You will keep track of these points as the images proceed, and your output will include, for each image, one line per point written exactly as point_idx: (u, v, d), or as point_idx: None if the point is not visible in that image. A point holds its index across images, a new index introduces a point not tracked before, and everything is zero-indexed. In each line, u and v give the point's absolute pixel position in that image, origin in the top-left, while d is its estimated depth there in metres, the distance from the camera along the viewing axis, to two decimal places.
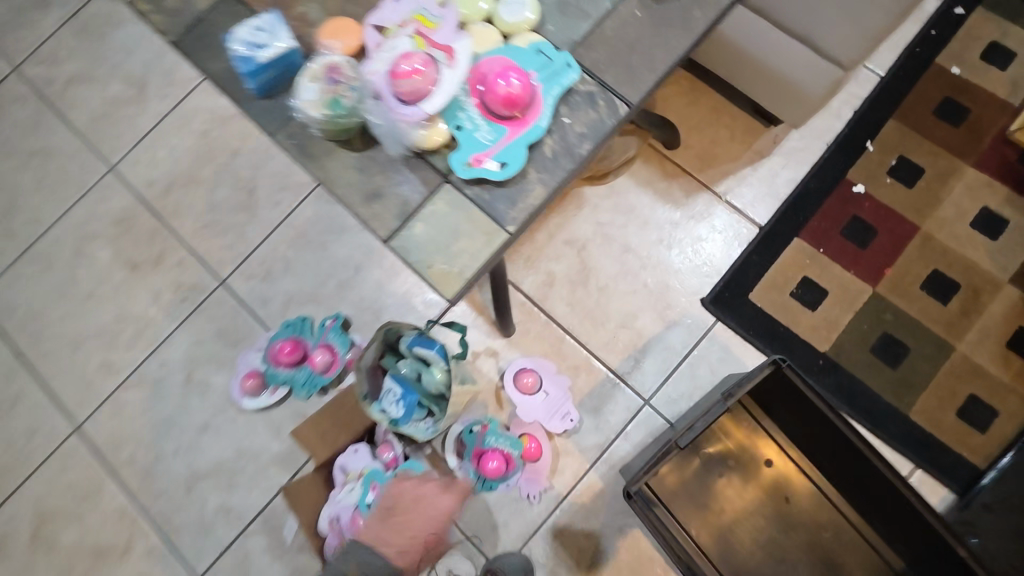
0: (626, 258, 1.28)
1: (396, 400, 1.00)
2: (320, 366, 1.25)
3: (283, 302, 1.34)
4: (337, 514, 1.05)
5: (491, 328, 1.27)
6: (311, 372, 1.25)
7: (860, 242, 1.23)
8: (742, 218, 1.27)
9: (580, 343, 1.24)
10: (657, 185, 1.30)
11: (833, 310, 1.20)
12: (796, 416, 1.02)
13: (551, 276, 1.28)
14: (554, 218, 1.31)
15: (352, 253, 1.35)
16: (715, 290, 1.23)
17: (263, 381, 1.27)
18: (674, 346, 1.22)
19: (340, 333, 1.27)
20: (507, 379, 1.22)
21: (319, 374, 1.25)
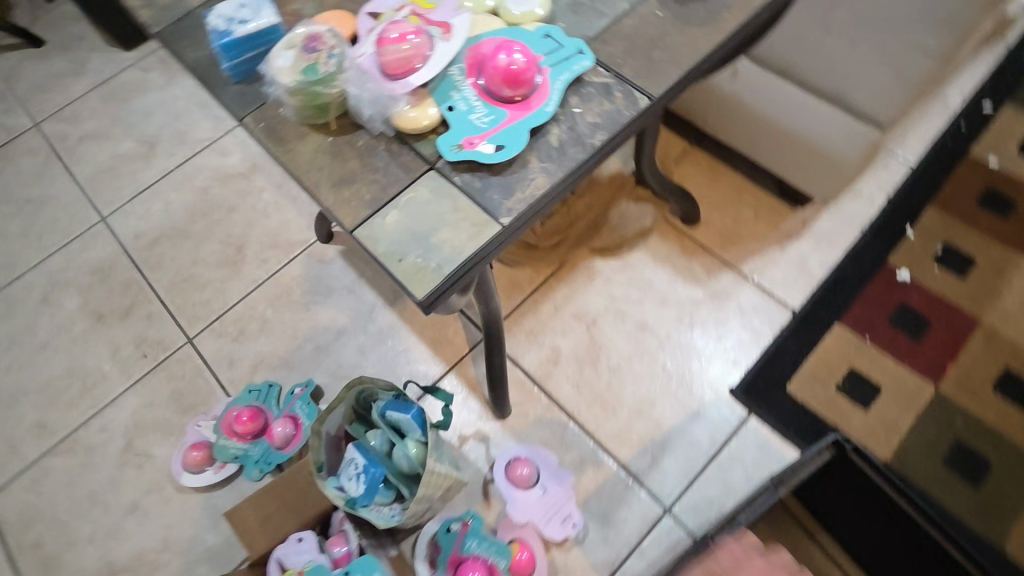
0: (642, 336, 1.12)
1: (357, 474, 0.82)
2: (279, 440, 1.07)
3: (252, 366, 1.19)
4: None
5: (483, 408, 1.09)
6: (269, 447, 1.07)
7: (914, 335, 1.05)
8: (771, 301, 1.12)
9: (587, 432, 1.05)
10: (676, 261, 1.18)
11: (890, 410, 1.00)
12: (864, 525, 0.78)
13: (556, 352, 1.12)
14: (562, 289, 1.17)
15: (335, 315, 1.22)
16: (747, 379, 1.05)
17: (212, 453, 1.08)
18: (698, 442, 1.02)
19: (308, 403, 1.11)
20: (497, 470, 1.01)
21: (277, 450, 1.07)
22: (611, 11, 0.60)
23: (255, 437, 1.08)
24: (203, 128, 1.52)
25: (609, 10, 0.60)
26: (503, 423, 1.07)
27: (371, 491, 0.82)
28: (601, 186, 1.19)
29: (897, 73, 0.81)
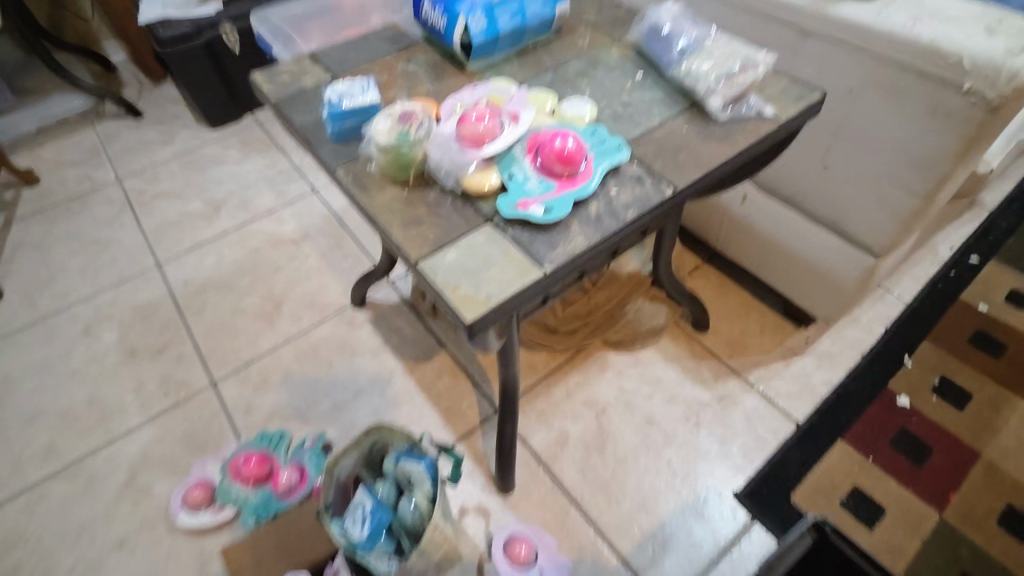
0: (648, 429, 1.15)
1: (362, 517, 0.83)
2: (282, 488, 1.08)
3: (268, 414, 1.23)
4: None
5: (486, 481, 1.10)
6: (271, 494, 1.08)
7: (915, 458, 1.07)
8: (774, 409, 1.16)
9: (589, 519, 1.05)
10: (684, 362, 1.25)
11: (895, 533, 0.99)
12: None
13: (563, 435, 1.15)
14: (574, 375, 1.23)
15: (356, 376, 1.28)
16: (750, 483, 1.06)
17: (213, 494, 1.10)
18: (700, 543, 1.01)
19: (317, 455, 1.14)
20: (496, 547, 1.00)
21: (279, 497, 1.08)
22: (646, 122, 0.75)
23: (259, 482, 1.09)
24: (265, 199, 1.70)
25: (644, 121, 0.75)
26: (507, 501, 1.07)
27: (374, 538, 0.82)
28: (616, 286, 1.27)
29: (884, 203, 0.92)
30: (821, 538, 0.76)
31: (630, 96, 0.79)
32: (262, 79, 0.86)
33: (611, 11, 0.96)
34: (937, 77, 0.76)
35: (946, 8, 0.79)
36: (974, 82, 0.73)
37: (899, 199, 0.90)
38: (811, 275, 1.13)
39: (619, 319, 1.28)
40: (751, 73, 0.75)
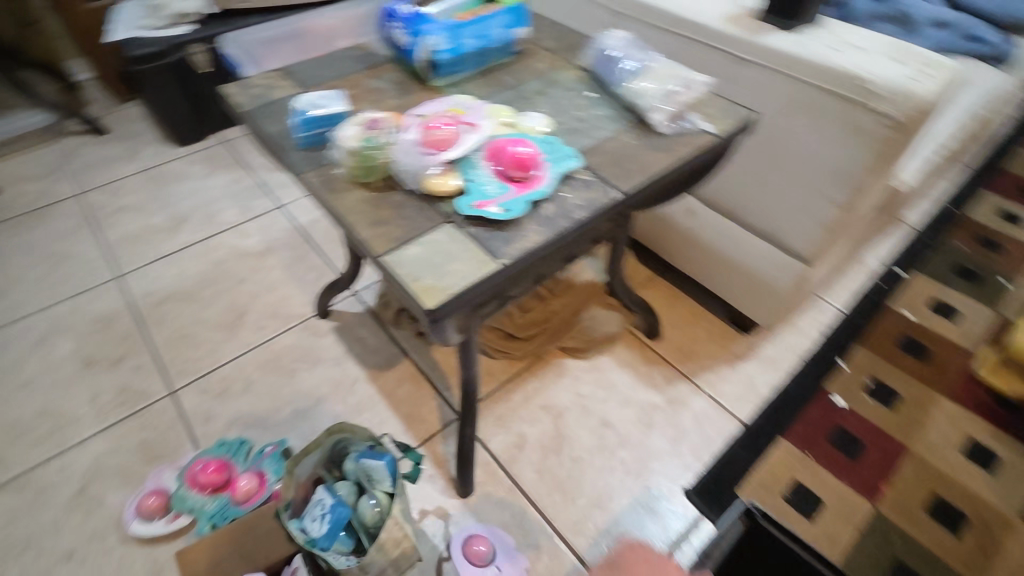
0: (604, 432, 1.19)
1: (322, 513, 0.84)
2: (240, 495, 1.08)
3: (228, 422, 1.22)
4: None
5: (447, 485, 1.12)
6: (228, 501, 1.08)
7: (850, 453, 1.14)
8: (722, 411, 1.23)
9: (546, 518, 1.08)
10: (638, 368, 1.31)
11: (832, 524, 1.04)
12: None
13: (522, 439, 1.19)
14: (534, 382, 1.28)
15: (319, 384, 1.29)
16: (699, 480, 1.11)
17: (170, 502, 1.08)
18: (651, 538, 1.05)
19: (277, 461, 1.13)
20: (455, 547, 1.02)
21: (237, 503, 1.08)
22: (597, 136, 0.79)
23: (217, 489, 1.09)
24: (230, 213, 1.71)
25: (596, 135, 0.79)
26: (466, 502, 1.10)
27: (332, 534, 0.83)
28: (575, 292, 1.35)
29: (811, 214, 1.00)
30: (750, 517, 0.80)
31: (584, 112, 0.84)
32: (231, 89, 0.90)
33: (564, 37, 1.05)
34: (850, 99, 0.84)
35: (857, 40, 0.87)
36: (882, 104, 0.81)
37: (823, 209, 0.98)
38: (753, 284, 1.21)
39: (576, 327, 1.33)
40: (690, 95, 0.82)
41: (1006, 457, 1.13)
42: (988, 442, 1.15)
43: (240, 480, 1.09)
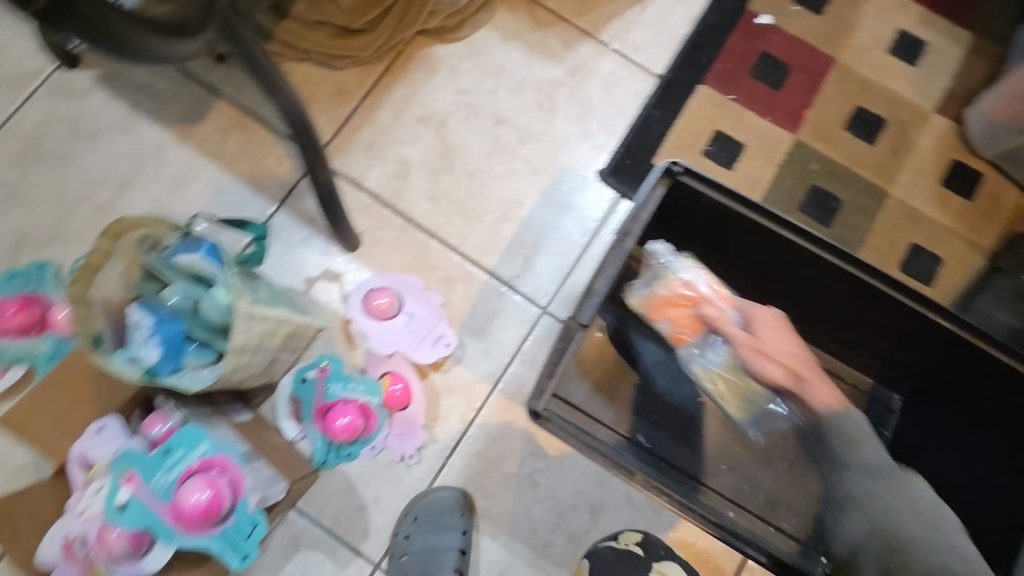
0: (498, 132, 0.97)
1: (148, 335, 0.65)
2: (194, 512, 0.59)
3: (14, 243, 0.92)
4: (78, 534, 0.63)
5: (328, 243, 0.93)
6: (179, 529, 0.59)
7: (774, 83, 0.97)
8: (631, 66, 0.99)
9: (451, 247, 0.93)
10: (527, 37, 1.00)
11: (753, 165, 0.95)
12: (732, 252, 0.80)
13: (403, 165, 0.95)
14: (399, 88, 0.97)
15: (116, 163, 0.95)
16: (614, 159, 0.96)
17: (69, 462, 0.67)
18: (570, 235, 0.94)
19: (165, 452, 0.61)
20: (354, 307, 0.89)
21: (210, 533, 0.60)
22: None
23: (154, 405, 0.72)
24: None
25: None
26: (356, 255, 0.93)
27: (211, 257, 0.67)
28: None
29: None
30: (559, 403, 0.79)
31: None
32: None
33: None
34: None
35: None
36: None
37: None
38: None
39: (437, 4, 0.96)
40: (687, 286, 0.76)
41: (932, 43, 1.00)
42: (918, 30, 1.00)
43: (219, 457, 0.62)
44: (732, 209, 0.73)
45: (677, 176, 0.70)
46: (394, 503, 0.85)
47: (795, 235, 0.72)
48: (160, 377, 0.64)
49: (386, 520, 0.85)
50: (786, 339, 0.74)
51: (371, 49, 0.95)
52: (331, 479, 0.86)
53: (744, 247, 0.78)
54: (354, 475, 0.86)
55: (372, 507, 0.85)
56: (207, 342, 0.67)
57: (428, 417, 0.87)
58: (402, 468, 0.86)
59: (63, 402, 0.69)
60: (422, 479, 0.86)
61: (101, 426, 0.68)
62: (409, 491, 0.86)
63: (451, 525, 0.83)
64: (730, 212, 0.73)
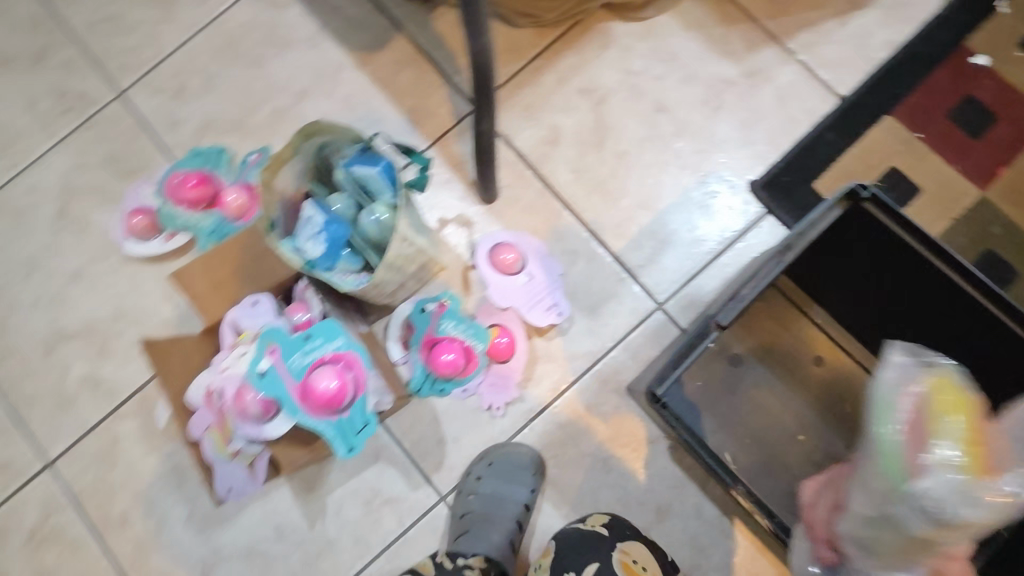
0: (656, 119, 0.96)
1: (315, 233, 0.70)
2: (320, 398, 0.67)
3: (199, 127, 1.02)
4: (219, 387, 0.71)
5: (467, 191, 0.97)
6: (301, 409, 0.67)
7: (973, 130, 0.90)
8: (813, 80, 0.94)
9: (582, 222, 0.94)
10: (710, 30, 0.97)
11: (924, 213, 0.89)
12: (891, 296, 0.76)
13: (556, 133, 0.97)
14: (569, 57, 0.98)
15: (298, 74, 1.03)
16: (772, 172, 0.92)
17: (221, 322, 0.75)
18: (704, 238, 0.93)
19: (303, 340, 0.69)
20: (479, 257, 0.92)
21: (326, 420, 0.68)
22: None
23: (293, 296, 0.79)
24: None
25: None
26: (490, 207, 0.96)
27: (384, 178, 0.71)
28: None
29: None
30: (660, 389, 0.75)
31: None
32: None
33: None
34: None
35: None
36: None
37: None
38: None
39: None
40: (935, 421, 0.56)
41: None
42: None
43: (349, 355, 0.69)
44: (911, 249, 0.69)
45: (860, 201, 0.68)
46: (472, 447, 0.89)
47: (973, 292, 0.68)
48: (316, 271, 0.70)
49: (460, 460, 0.89)
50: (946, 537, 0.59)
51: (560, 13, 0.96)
52: (420, 408, 0.91)
53: (904, 289, 0.74)
54: (442, 411, 0.90)
55: (451, 444, 0.90)
56: (358, 251, 0.73)
57: (523, 376, 0.90)
58: (487, 417, 0.90)
59: (225, 273, 0.77)
60: (503, 432, 0.89)
61: (254, 302, 0.75)
62: (488, 440, 0.89)
63: (522, 481, 0.86)
64: (909, 251, 0.69)
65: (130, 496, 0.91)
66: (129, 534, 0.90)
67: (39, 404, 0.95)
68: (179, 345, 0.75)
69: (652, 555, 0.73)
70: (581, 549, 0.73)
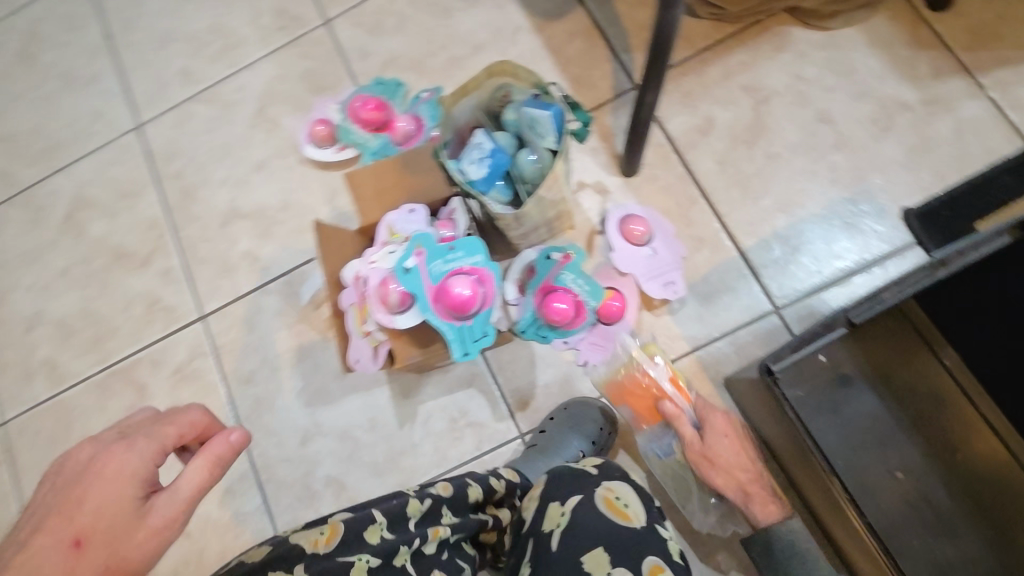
0: (817, 129, 0.96)
1: (480, 156, 0.78)
2: (453, 303, 0.75)
3: (383, 61, 1.13)
4: (366, 274, 0.81)
5: (609, 161, 1.01)
6: (432, 311, 0.76)
7: None
8: (996, 121, 0.92)
9: (716, 213, 0.96)
10: (897, 51, 0.96)
11: None
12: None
13: (710, 123, 0.99)
14: (742, 54, 1.00)
15: (478, 30, 1.11)
16: (931, 202, 0.89)
17: (378, 223, 0.85)
18: (839, 254, 0.92)
19: (447, 250, 0.77)
20: (609, 224, 0.96)
21: (453, 322, 0.76)
22: None
23: (442, 215, 0.88)
24: None
25: None
26: (627, 181, 0.99)
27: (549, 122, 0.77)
28: None
29: None
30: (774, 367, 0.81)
31: None
32: None
33: None
34: None
35: None
36: None
37: None
38: None
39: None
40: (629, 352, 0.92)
41: None
42: None
43: (485, 272, 0.77)
44: None
45: None
46: (560, 396, 0.94)
47: None
48: (473, 190, 0.78)
49: (547, 406, 0.94)
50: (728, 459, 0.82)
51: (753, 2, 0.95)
52: (519, 350, 0.97)
53: None
54: (539, 356, 0.96)
55: (541, 389, 0.95)
56: (511, 182, 0.80)
57: (624, 343, 0.93)
58: (580, 372, 0.94)
59: (391, 182, 0.87)
60: (592, 390, 0.93)
61: (412, 209, 0.84)
62: (577, 394, 0.94)
63: (586, 432, 0.88)
64: None
65: (259, 360, 1.04)
66: (250, 392, 1.03)
67: (204, 266, 1.10)
68: (339, 235, 0.86)
69: (640, 498, 0.61)
70: (565, 481, 0.62)
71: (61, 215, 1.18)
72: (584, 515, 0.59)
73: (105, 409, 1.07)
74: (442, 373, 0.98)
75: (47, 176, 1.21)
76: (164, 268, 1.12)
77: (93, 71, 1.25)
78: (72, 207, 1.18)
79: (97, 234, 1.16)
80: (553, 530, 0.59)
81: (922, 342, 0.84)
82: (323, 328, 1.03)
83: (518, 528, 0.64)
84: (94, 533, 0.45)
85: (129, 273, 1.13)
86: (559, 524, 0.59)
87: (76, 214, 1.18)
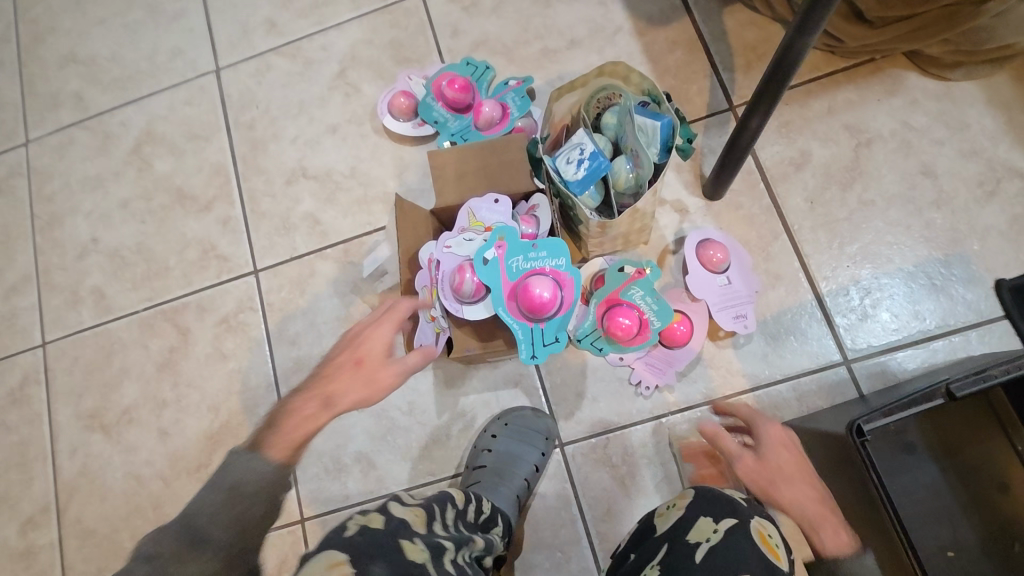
0: (917, 182, 0.92)
1: (581, 158, 0.75)
2: (531, 303, 0.73)
3: (474, 41, 1.10)
4: (440, 259, 0.79)
5: (693, 181, 0.97)
6: (506, 309, 0.75)
7: None
8: None
9: (797, 252, 0.93)
10: (1016, 114, 0.92)
11: None
12: None
13: (805, 159, 0.95)
14: (849, 92, 0.96)
15: (576, 25, 1.08)
16: None
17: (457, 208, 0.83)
18: (922, 316, 0.88)
19: (528, 246, 0.75)
20: (687, 246, 0.92)
21: (525, 323, 0.75)
22: None
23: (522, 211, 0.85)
24: None
25: None
26: (709, 205, 0.96)
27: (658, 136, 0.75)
28: None
29: None
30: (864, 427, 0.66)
31: None
32: None
33: None
34: None
35: None
36: None
37: None
38: None
39: (982, 47, 0.87)
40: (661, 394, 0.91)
41: None
42: None
43: (565, 277, 0.75)
44: None
45: None
46: (607, 412, 0.92)
47: None
48: (567, 190, 0.76)
49: (592, 420, 0.92)
50: (796, 486, 0.72)
51: (886, 37, 0.89)
52: (572, 359, 0.94)
53: None
54: (591, 369, 0.93)
55: (588, 402, 0.92)
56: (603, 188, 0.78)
57: (682, 370, 0.91)
58: (631, 391, 0.92)
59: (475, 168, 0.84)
60: (640, 412, 0.91)
61: (496, 199, 0.82)
62: (625, 413, 0.91)
63: (534, 443, 0.89)
64: None
65: (305, 324, 1.03)
66: (292, 355, 1.02)
67: (263, 221, 1.09)
68: (414, 213, 0.83)
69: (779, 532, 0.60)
70: (717, 503, 0.60)
71: (128, 147, 1.17)
72: (738, 539, 0.56)
73: (146, 348, 1.07)
74: (488, 368, 0.96)
75: (119, 105, 1.20)
76: (223, 217, 1.11)
77: (178, 7, 1.23)
78: (140, 141, 1.17)
79: (161, 172, 1.15)
80: (700, 543, 0.56)
81: (995, 419, 0.83)
82: (374, 304, 1.01)
83: (646, 534, 0.64)
84: (365, 357, 0.68)
85: (188, 216, 1.12)
86: (710, 539, 0.56)
87: (143, 149, 1.17)
